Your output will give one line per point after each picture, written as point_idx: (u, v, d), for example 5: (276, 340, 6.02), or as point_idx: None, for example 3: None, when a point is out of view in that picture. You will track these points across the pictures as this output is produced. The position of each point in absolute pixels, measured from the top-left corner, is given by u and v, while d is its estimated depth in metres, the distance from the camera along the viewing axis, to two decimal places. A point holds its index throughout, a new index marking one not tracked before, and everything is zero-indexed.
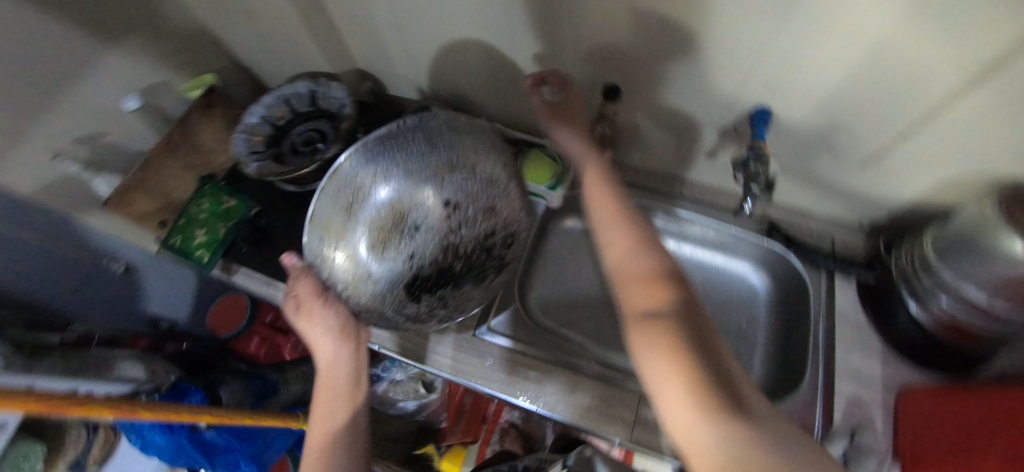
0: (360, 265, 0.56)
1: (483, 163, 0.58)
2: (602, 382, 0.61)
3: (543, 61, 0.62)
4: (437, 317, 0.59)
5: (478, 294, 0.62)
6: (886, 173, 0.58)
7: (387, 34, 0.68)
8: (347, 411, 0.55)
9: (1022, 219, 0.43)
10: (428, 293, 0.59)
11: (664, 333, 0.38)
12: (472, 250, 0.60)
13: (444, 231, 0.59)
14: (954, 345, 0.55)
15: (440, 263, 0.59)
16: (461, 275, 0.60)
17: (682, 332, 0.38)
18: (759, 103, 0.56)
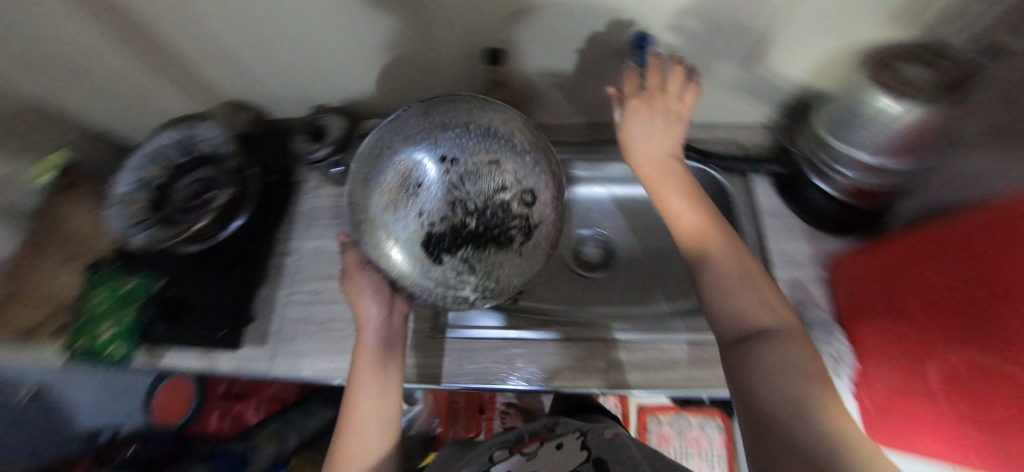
0: (380, 233, 0.41)
1: (489, 116, 0.43)
2: (579, 337, 0.61)
3: (417, 43, 0.59)
4: (461, 293, 0.42)
5: (516, 264, 0.42)
6: (766, 66, 0.62)
7: (244, 57, 0.62)
8: (379, 405, 0.48)
9: (889, 78, 0.49)
10: (448, 259, 0.40)
11: (748, 357, 0.41)
12: (494, 204, 0.40)
13: (447, 178, 0.40)
14: (863, 208, 0.61)
15: (455, 224, 0.39)
16: (485, 234, 0.40)
17: (769, 353, 0.40)
18: (639, 31, 0.57)
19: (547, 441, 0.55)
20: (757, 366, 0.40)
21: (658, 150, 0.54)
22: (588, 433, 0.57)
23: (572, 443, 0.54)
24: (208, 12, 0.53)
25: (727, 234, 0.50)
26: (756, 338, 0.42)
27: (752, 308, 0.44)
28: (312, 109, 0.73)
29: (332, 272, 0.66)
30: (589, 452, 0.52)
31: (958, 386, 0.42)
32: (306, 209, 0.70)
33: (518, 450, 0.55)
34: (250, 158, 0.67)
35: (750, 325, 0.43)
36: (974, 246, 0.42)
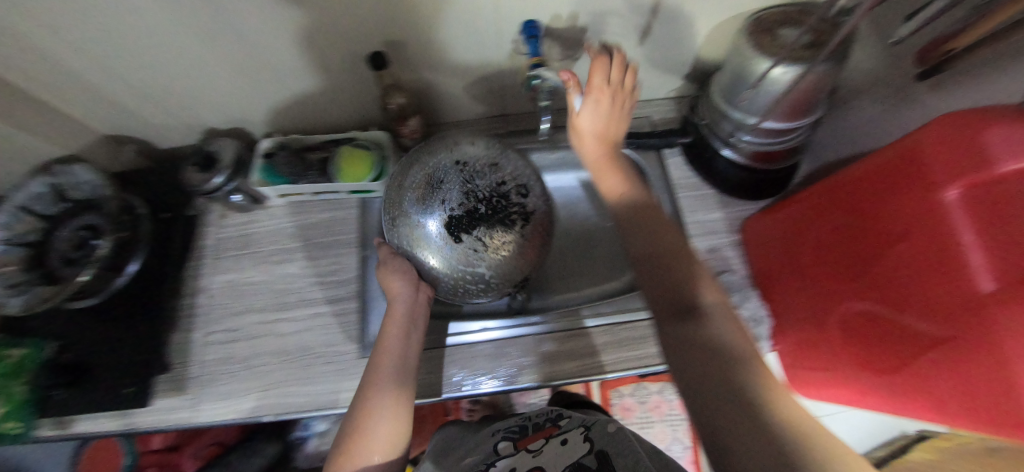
0: (414, 222, 0.48)
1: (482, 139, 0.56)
2: (564, 327, 0.61)
3: (293, 53, 0.55)
4: (477, 271, 0.48)
5: (516, 245, 0.49)
6: (663, 41, 0.60)
7: (108, 87, 0.57)
8: (397, 392, 0.50)
9: (768, 45, 0.49)
10: (466, 239, 0.47)
11: (689, 333, 0.40)
12: (500, 191, 0.48)
13: (462, 173, 0.47)
14: (768, 170, 0.63)
15: (471, 210, 0.46)
16: (493, 216, 0.47)
17: (702, 331, 0.40)
18: (525, 18, 0.54)
19: (552, 437, 0.58)
20: (699, 341, 0.40)
21: (602, 138, 0.56)
22: (592, 426, 0.59)
23: (575, 437, 0.57)
24: (46, 42, 0.48)
25: (652, 214, 0.51)
26: (694, 313, 0.41)
27: (673, 288, 0.44)
28: (201, 133, 0.69)
29: (246, 306, 0.63)
30: (590, 444, 0.55)
31: (858, 334, 0.45)
32: (211, 242, 0.66)
33: (524, 446, 0.57)
34: (132, 196, 0.62)
35: (681, 300, 0.43)
36: (861, 203, 0.45)
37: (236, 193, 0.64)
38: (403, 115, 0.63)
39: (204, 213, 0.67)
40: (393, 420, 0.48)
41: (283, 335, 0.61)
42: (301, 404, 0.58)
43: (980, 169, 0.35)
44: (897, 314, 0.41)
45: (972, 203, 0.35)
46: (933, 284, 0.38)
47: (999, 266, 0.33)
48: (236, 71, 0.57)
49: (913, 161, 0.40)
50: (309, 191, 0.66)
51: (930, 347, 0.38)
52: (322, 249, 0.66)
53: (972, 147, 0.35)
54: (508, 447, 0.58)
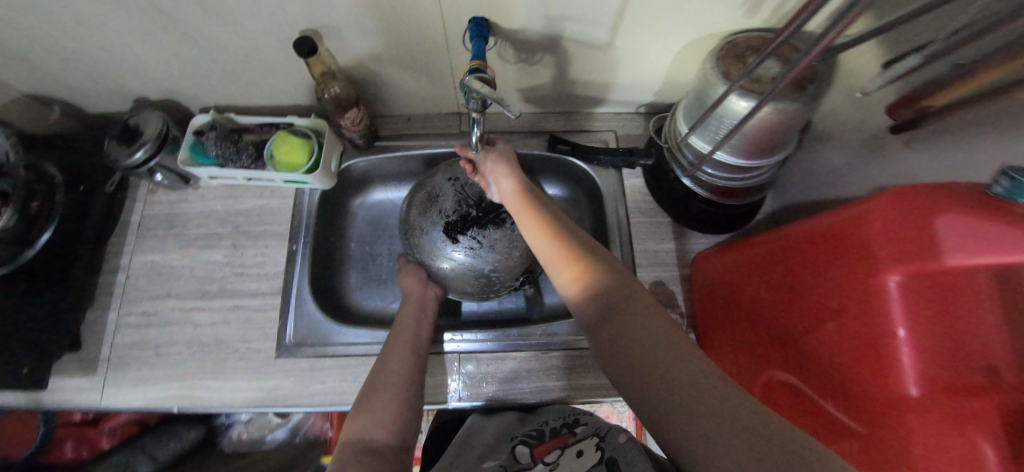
0: (420, 235, 0.56)
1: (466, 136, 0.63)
2: (565, 341, 0.60)
3: (220, 28, 0.51)
4: (479, 268, 0.54)
5: (510, 240, 0.54)
6: (630, 52, 0.55)
7: (23, 45, 0.53)
8: (405, 362, 0.50)
9: (734, 73, 0.43)
10: (462, 240, 0.54)
11: (614, 339, 0.36)
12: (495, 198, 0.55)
13: (456, 187, 0.56)
14: (727, 209, 0.58)
15: (466, 215, 0.54)
16: (486, 217, 0.54)
17: (625, 327, 0.36)
18: (475, 15, 0.48)
19: (568, 446, 0.47)
20: (633, 330, 0.36)
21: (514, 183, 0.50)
22: (606, 435, 0.46)
23: (591, 446, 0.45)
24: None
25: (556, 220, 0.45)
26: (616, 310, 0.37)
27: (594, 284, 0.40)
28: (131, 102, 0.66)
29: (166, 290, 0.61)
30: (602, 452, 0.44)
31: (780, 402, 0.43)
32: (136, 218, 0.65)
33: (541, 457, 0.47)
34: (44, 162, 0.59)
35: (602, 296, 0.39)
36: (803, 265, 0.40)
37: (157, 171, 0.61)
38: (341, 106, 0.59)
39: (133, 188, 0.66)
40: (404, 386, 0.47)
41: (198, 325, 0.59)
42: (206, 399, 0.55)
43: (925, 258, 0.29)
44: (818, 396, 0.38)
45: (910, 294, 0.30)
46: (855, 373, 0.34)
47: (927, 370, 0.29)
48: (162, 42, 0.53)
49: (856, 231, 0.34)
50: (241, 178, 0.63)
51: (843, 438, 0.35)
52: (250, 238, 0.63)
53: (920, 229, 0.29)
54: (525, 455, 0.49)
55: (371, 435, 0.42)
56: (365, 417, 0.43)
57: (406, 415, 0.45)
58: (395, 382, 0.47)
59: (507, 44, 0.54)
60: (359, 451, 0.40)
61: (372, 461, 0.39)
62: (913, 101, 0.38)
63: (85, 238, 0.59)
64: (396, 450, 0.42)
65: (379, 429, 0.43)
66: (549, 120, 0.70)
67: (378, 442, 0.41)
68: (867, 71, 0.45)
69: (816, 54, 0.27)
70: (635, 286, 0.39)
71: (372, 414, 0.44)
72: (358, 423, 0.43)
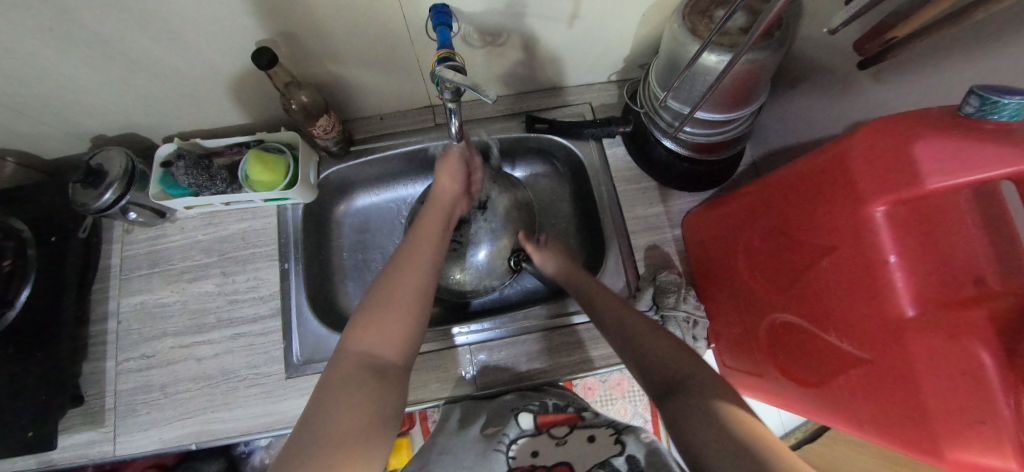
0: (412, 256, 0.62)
1: (433, 138, 0.68)
2: (556, 320, 0.61)
3: (166, 49, 0.48)
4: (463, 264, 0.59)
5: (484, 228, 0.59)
6: (594, 21, 0.55)
7: None
8: (412, 278, 0.46)
9: (702, 28, 0.43)
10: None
11: (675, 412, 0.35)
12: None
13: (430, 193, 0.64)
14: (710, 164, 0.59)
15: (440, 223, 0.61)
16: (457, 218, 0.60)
17: (686, 398, 0.35)
18: (435, 2, 0.47)
19: (578, 427, 0.54)
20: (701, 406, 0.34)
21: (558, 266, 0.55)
22: (623, 430, 0.51)
23: (605, 435, 0.51)
24: None
25: (614, 297, 0.48)
26: (680, 385, 0.37)
27: (664, 361, 0.40)
28: (88, 141, 0.63)
29: (161, 329, 0.59)
30: (622, 445, 0.48)
31: (785, 342, 0.44)
32: (117, 261, 0.62)
33: (546, 428, 0.54)
34: (12, 218, 0.57)
35: (666, 371, 0.39)
36: (791, 209, 0.41)
37: (131, 209, 0.59)
38: (310, 115, 0.57)
39: (107, 230, 0.63)
40: (412, 312, 0.44)
41: (201, 359, 0.58)
42: (223, 428, 0.55)
43: (907, 185, 0.29)
44: (819, 331, 0.39)
45: (896, 221, 0.31)
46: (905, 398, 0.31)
47: (919, 290, 0.30)
48: (110, 74, 0.51)
49: (841, 167, 0.34)
50: (219, 203, 0.61)
51: (851, 367, 0.36)
52: (238, 263, 0.62)
53: (900, 157, 0.30)
54: (530, 424, 0.55)
55: (377, 352, 0.41)
56: (373, 333, 0.42)
57: (410, 336, 0.43)
58: (402, 298, 0.44)
59: (470, 28, 0.53)
60: (363, 371, 0.39)
61: (377, 382, 0.39)
62: (880, 31, 0.38)
63: (66, 291, 0.57)
64: (400, 369, 0.42)
65: (386, 348, 0.41)
66: (523, 101, 0.70)
67: (384, 361, 0.41)
68: (832, 7, 0.45)
69: None
70: (699, 365, 0.38)
71: (380, 328, 0.42)
72: (365, 339, 0.41)
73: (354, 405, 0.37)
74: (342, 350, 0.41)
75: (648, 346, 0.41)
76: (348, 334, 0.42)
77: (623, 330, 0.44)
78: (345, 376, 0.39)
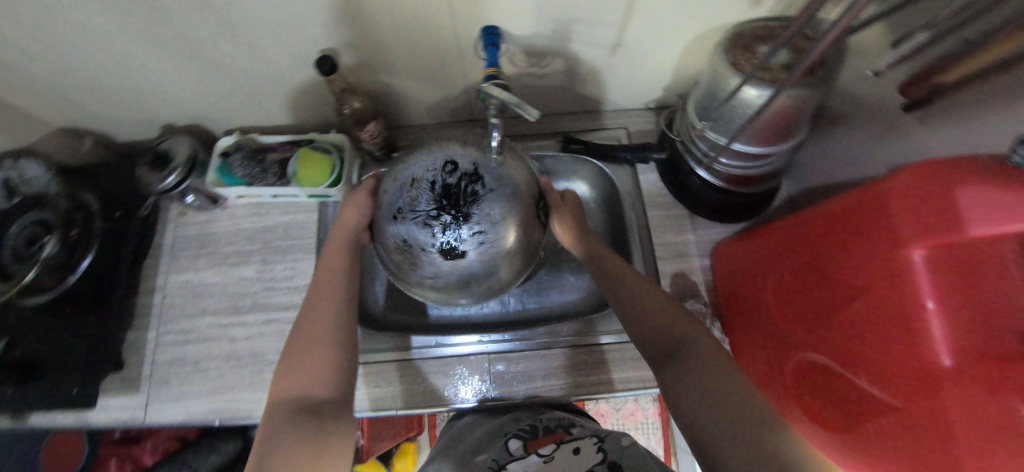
0: (428, 273, 0.46)
1: None
2: (580, 338, 0.61)
3: (243, 52, 0.53)
4: (496, 260, 0.46)
5: (501, 201, 0.45)
6: (635, 51, 0.57)
7: (63, 83, 0.57)
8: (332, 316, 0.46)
9: (745, 62, 0.45)
10: (470, 247, 0.44)
11: (676, 374, 0.39)
12: (450, 185, 0.44)
13: (408, 219, 0.45)
14: (743, 197, 0.59)
15: (445, 221, 0.44)
16: (462, 202, 0.44)
17: (686, 366, 0.39)
18: (487, 24, 0.50)
19: (564, 445, 0.49)
20: (700, 373, 0.38)
21: (618, 267, 0.49)
22: (606, 437, 0.49)
23: (589, 446, 0.48)
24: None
25: (639, 281, 0.47)
26: (679, 349, 0.40)
27: (667, 326, 0.43)
28: (158, 129, 0.69)
29: (203, 308, 0.63)
30: (605, 453, 0.46)
31: (813, 382, 0.44)
32: (169, 240, 0.67)
33: (534, 450, 0.49)
34: (83, 192, 0.63)
35: (666, 337, 0.42)
36: (825, 245, 0.41)
37: (189, 193, 0.64)
38: (360, 120, 0.61)
39: (164, 211, 0.68)
40: (331, 337, 0.44)
41: (235, 340, 0.61)
42: (248, 409, 0.57)
43: (947, 230, 0.29)
44: (848, 373, 0.39)
45: (935, 267, 0.31)
46: (915, 438, 0.32)
47: (958, 341, 0.29)
48: (190, 71, 0.56)
49: (878, 207, 0.35)
50: (268, 194, 0.65)
51: (880, 412, 0.35)
52: (279, 253, 0.65)
53: (942, 203, 0.30)
54: (518, 448, 0.50)
55: (311, 392, 0.40)
56: (297, 373, 0.41)
57: (342, 371, 0.43)
58: (323, 335, 0.44)
59: (518, 49, 0.56)
60: (296, 415, 0.38)
61: (313, 421, 0.38)
62: (926, 76, 0.39)
63: (124, 261, 0.62)
64: (339, 402, 0.41)
65: (317, 385, 0.41)
66: (561, 122, 0.72)
67: (317, 398, 0.40)
68: (876, 52, 0.46)
69: (830, 36, 0.29)
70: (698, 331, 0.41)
71: (303, 368, 0.41)
72: (295, 384, 0.40)
73: (291, 449, 0.36)
74: (273, 403, 0.40)
75: (648, 316, 0.44)
76: (275, 386, 0.41)
77: (630, 300, 0.46)
78: (277, 428, 0.37)
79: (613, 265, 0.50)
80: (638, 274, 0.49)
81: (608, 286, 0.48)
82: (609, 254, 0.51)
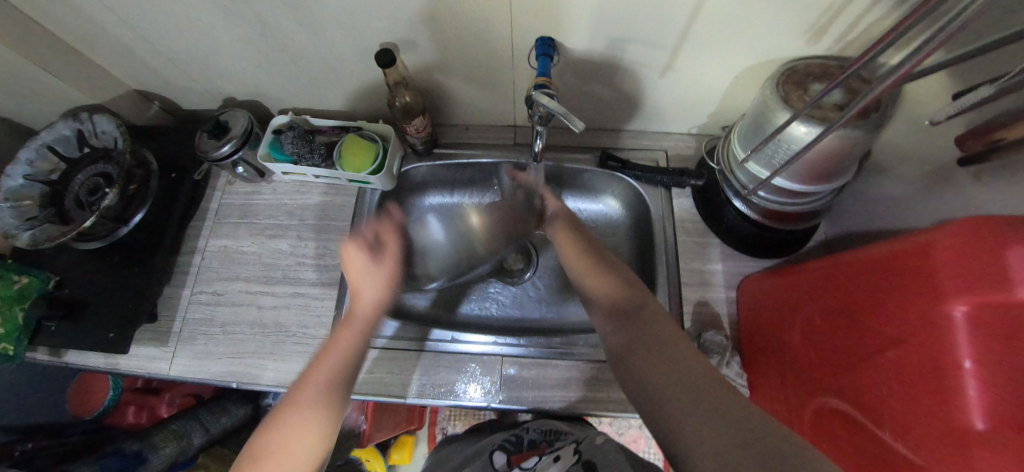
0: None
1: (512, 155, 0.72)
2: (594, 354, 0.60)
3: (311, 38, 0.56)
4: None
5: None
6: (684, 76, 0.58)
7: (145, 49, 0.61)
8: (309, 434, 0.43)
9: (797, 98, 0.45)
10: None
11: (625, 334, 0.45)
12: None
13: None
14: (779, 233, 0.58)
15: None
16: None
17: (636, 328, 0.45)
18: (543, 35, 0.52)
19: (546, 453, 0.51)
20: (645, 335, 0.43)
21: (594, 256, 0.55)
22: (583, 441, 0.51)
23: (568, 452, 0.49)
24: (98, 5, 0.53)
25: (612, 268, 0.53)
26: (632, 315, 0.46)
27: (622, 294, 0.49)
28: (221, 100, 0.73)
29: (236, 273, 0.66)
30: (579, 455, 0.47)
31: (834, 431, 0.42)
32: (215, 205, 0.71)
33: (518, 462, 0.51)
34: (144, 150, 0.67)
35: (621, 306, 0.48)
36: (861, 290, 0.40)
37: (240, 164, 0.68)
38: (408, 114, 0.63)
39: (215, 177, 0.72)
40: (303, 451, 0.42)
41: (261, 308, 0.63)
42: (265, 376, 0.59)
43: (993, 288, 0.28)
44: (871, 424, 0.37)
45: (975, 324, 0.30)
46: None
47: (995, 403, 0.28)
48: (260, 51, 0.60)
49: (920, 257, 0.34)
50: (312, 174, 0.68)
51: (900, 468, 0.34)
52: (314, 230, 0.68)
53: (988, 260, 0.29)
54: (503, 463, 0.52)
55: None
56: None
57: None
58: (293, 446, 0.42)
59: (570, 63, 0.57)
60: None
61: None
62: (986, 130, 0.38)
63: (172, 220, 0.65)
64: None
65: None
66: (600, 138, 0.73)
67: None
68: (935, 102, 0.45)
69: (891, 80, 0.29)
70: (648, 302, 0.48)
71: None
72: None
73: None
74: None
75: (612, 289, 0.50)
76: None
77: (604, 283, 0.51)
78: None
79: (595, 256, 0.55)
80: (618, 262, 0.55)
81: (586, 268, 0.54)
82: (602, 249, 0.57)
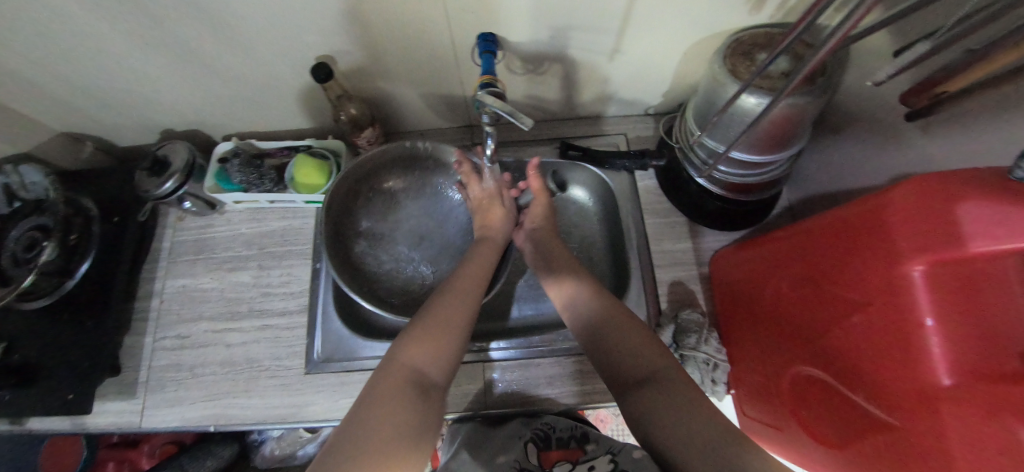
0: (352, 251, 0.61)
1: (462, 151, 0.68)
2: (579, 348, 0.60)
3: (241, 59, 0.53)
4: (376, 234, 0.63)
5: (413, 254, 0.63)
6: (633, 58, 0.57)
7: (63, 90, 0.57)
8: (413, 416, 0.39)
9: (743, 70, 0.44)
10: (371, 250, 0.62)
11: (644, 402, 0.40)
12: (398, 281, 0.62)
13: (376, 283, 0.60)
14: (742, 205, 0.58)
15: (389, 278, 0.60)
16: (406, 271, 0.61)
17: (655, 397, 0.40)
18: (484, 31, 0.50)
19: (579, 463, 0.49)
20: (664, 401, 0.39)
21: (599, 301, 0.50)
22: (619, 452, 0.46)
23: (603, 463, 0.46)
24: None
25: (626, 320, 0.47)
26: (650, 380, 0.41)
27: (636, 352, 0.44)
28: (159, 134, 0.69)
29: (200, 313, 0.63)
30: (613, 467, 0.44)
31: (813, 399, 0.43)
32: (168, 244, 0.67)
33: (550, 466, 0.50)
34: (81, 197, 0.63)
35: (638, 369, 0.43)
36: (824, 258, 0.40)
37: (187, 198, 0.64)
38: (357, 126, 0.61)
39: (163, 215, 0.69)
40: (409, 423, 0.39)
41: (231, 346, 0.61)
42: (243, 415, 0.57)
43: (946, 244, 0.28)
44: (846, 389, 0.38)
45: (934, 283, 0.29)
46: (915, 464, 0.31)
47: (960, 359, 0.28)
48: (189, 78, 0.56)
49: (876, 219, 0.34)
50: (266, 200, 0.65)
51: (877, 431, 0.34)
52: (276, 258, 0.66)
53: (940, 217, 0.29)
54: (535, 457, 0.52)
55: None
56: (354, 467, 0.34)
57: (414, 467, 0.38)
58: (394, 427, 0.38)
59: (515, 56, 0.55)
60: None
61: None
62: (928, 85, 0.38)
63: (121, 265, 0.62)
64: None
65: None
66: (559, 128, 0.72)
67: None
68: (879, 59, 0.45)
69: (826, 49, 0.28)
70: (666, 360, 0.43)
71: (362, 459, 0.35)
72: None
73: None
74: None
75: (625, 345, 0.45)
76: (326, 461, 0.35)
77: (615, 331, 0.47)
78: None
79: (601, 302, 0.50)
80: (622, 306, 0.49)
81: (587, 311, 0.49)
82: (601, 291, 0.51)
